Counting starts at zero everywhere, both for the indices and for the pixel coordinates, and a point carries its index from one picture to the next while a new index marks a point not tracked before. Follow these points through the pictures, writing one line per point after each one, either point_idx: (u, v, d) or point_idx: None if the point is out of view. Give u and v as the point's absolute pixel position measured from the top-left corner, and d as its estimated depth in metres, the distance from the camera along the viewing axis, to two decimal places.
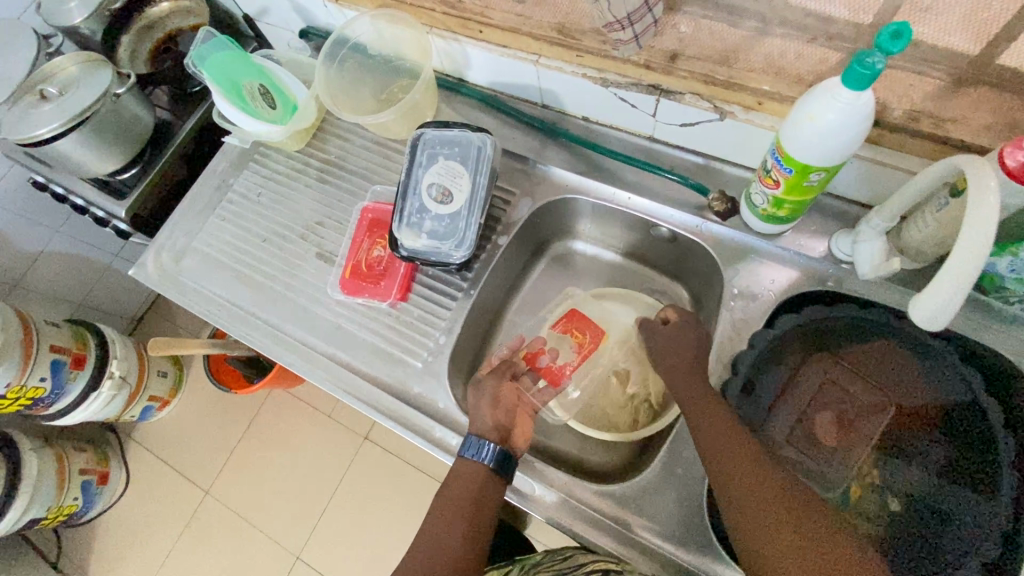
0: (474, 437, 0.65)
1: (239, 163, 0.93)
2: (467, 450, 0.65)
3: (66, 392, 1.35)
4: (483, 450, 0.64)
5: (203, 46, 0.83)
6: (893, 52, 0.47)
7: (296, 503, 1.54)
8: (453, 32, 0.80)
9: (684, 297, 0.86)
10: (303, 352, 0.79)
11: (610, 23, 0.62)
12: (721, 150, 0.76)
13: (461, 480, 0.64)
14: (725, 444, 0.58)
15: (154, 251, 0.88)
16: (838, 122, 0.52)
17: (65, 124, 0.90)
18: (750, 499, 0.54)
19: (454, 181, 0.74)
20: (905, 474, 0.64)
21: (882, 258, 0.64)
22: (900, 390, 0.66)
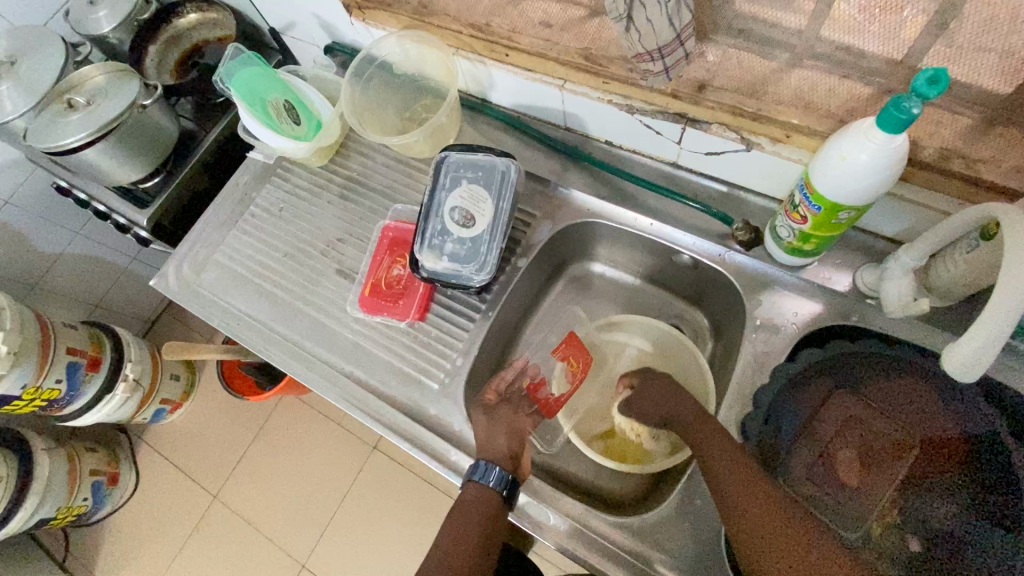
0: (481, 462, 0.64)
1: (262, 176, 0.94)
2: (474, 474, 0.64)
3: (81, 394, 1.36)
4: (490, 474, 0.63)
5: (230, 63, 0.84)
6: (930, 97, 0.46)
7: (303, 510, 1.54)
8: (480, 54, 0.80)
9: (703, 324, 0.85)
10: (321, 369, 0.79)
11: (641, 55, 0.62)
12: (745, 180, 0.76)
13: (466, 503, 0.62)
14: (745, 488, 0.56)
15: (176, 262, 0.89)
16: (870, 163, 0.52)
17: (92, 134, 0.91)
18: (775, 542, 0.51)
19: (476, 205, 0.74)
20: (929, 513, 0.59)
21: (910, 297, 0.63)
22: (925, 426, 0.63)
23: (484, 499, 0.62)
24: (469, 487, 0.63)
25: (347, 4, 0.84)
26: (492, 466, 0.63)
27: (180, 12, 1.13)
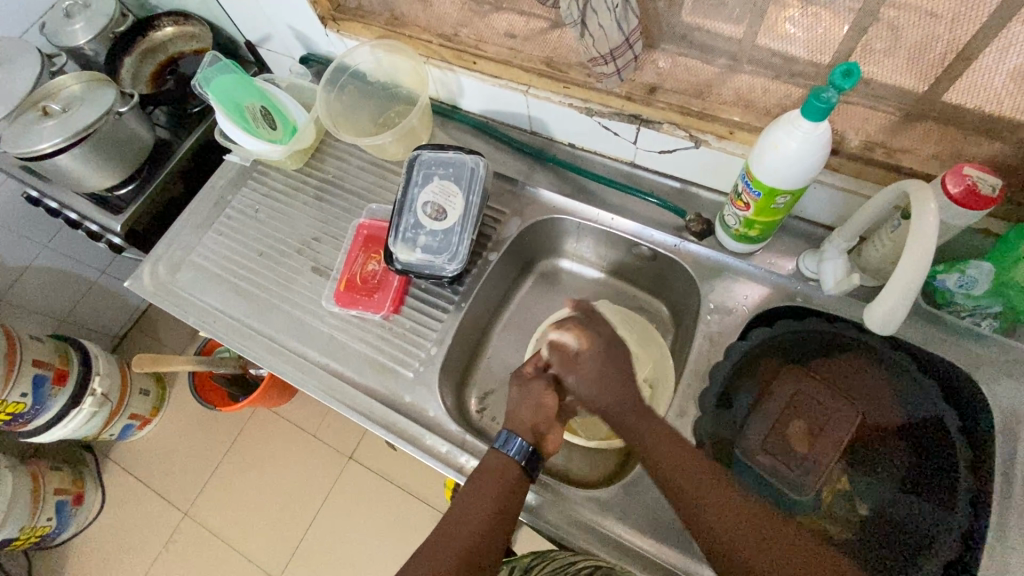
0: (504, 432, 0.68)
1: (238, 180, 0.96)
2: (496, 443, 0.67)
3: (47, 408, 1.33)
4: (512, 445, 0.66)
5: (209, 69, 0.87)
6: (845, 88, 0.52)
7: (277, 523, 1.52)
8: (449, 62, 0.85)
9: (664, 313, 0.90)
10: (297, 362, 0.81)
11: (594, 59, 0.68)
12: (696, 176, 0.82)
13: (486, 472, 0.65)
14: (677, 462, 0.60)
15: (151, 263, 0.90)
16: (799, 149, 0.58)
17: (67, 140, 0.93)
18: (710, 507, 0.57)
19: (448, 199, 0.78)
20: (872, 481, 0.67)
21: (843, 275, 0.69)
22: (868, 402, 0.70)
23: (503, 468, 0.65)
24: (492, 455, 0.66)
25: (322, 16, 0.89)
26: (514, 437, 0.66)
27: (157, 25, 1.16)
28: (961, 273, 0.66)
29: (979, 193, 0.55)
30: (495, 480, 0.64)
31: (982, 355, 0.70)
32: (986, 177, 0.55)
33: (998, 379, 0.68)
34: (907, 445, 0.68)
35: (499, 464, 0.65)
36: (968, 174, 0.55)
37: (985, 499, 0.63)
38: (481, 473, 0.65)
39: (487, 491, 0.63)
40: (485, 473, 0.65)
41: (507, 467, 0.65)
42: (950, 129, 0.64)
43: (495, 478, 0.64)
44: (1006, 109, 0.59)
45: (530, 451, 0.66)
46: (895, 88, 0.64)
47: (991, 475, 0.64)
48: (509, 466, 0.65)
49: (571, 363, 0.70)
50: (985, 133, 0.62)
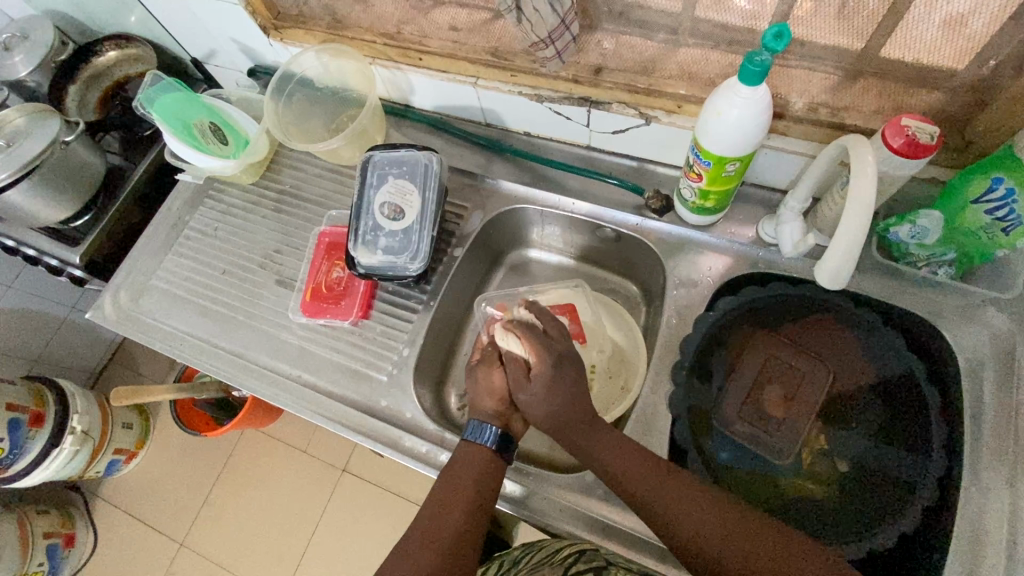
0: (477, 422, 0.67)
1: (194, 200, 0.94)
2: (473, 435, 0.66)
3: (26, 452, 1.30)
4: (487, 434, 0.66)
5: (150, 89, 0.85)
6: (778, 49, 0.53)
7: (276, 544, 1.50)
8: (395, 61, 0.85)
9: (634, 292, 0.91)
10: (270, 377, 0.80)
11: (536, 43, 0.67)
12: (651, 154, 0.82)
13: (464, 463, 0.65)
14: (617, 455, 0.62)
15: (112, 292, 0.89)
16: (741, 114, 0.58)
17: (14, 174, 0.91)
18: (683, 512, 0.57)
19: (405, 199, 0.77)
20: (849, 437, 0.68)
21: (800, 236, 0.70)
22: (838, 361, 0.70)
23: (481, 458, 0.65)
24: (469, 447, 0.66)
25: (264, 26, 0.88)
26: (488, 425, 0.67)
27: (98, 50, 1.13)
28: (912, 224, 0.66)
29: (919, 142, 0.55)
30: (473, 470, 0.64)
31: (943, 303, 0.71)
32: (925, 126, 0.56)
33: (960, 325, 0.70)
34: (878, 398, 0.68)
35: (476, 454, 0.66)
36: (907, 125, 0.56)
37: (957, 441, 0.65)
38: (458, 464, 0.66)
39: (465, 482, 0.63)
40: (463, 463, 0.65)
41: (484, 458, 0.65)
42: (890, 83, 0.65)
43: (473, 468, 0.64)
44: (939, 59, 0.60)
45: (505, 437, 0.67)
46: (833, 47, 0.64)
47: (961, 415, 0.66)
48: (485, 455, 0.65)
49: (522, 382, 0.67)
50: (924, 83, 0.62)
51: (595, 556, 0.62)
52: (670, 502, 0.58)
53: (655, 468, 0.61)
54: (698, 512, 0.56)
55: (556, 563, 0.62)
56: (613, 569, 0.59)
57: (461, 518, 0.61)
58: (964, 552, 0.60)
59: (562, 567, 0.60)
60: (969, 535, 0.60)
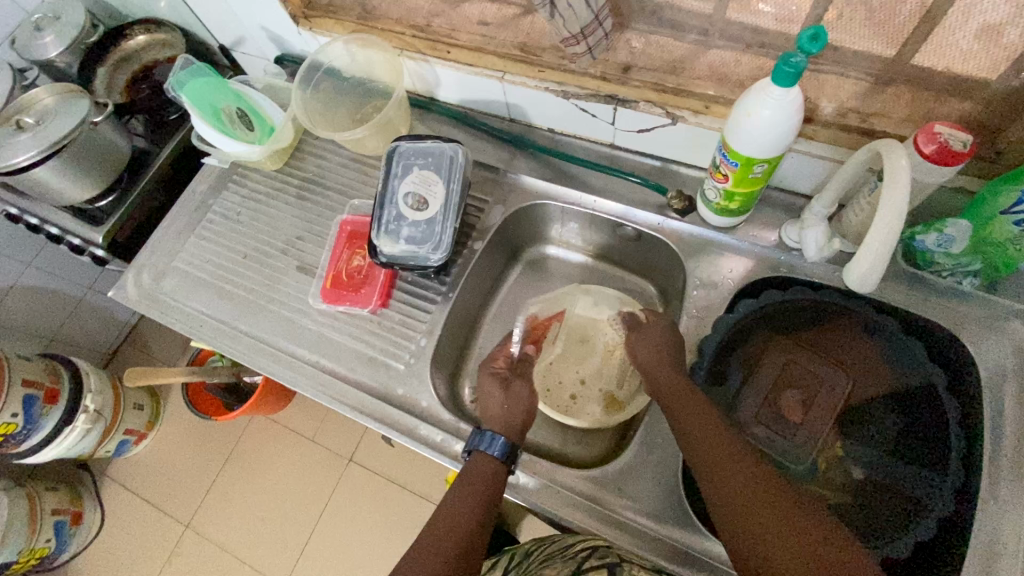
0: (488, 431, 0.68)
1: (218, 183, 0.95)
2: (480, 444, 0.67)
3: (39, 428, 1.32)
4: (495, 443, 0.67)
5: (181, 72, 0.86)
6: (813, 52, 0.53)
7: (280, 531, 1.51)
8: (423, 54, 0.85)
9: (652, 292, 0.91)
10: (287, 361, 0.81)
11: (566, 39, 0.67)
12: (675, 153, 0.82)
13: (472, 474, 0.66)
14: (696, 416, 0.64)
15: (134, 271, 0.90)
16: (772, 116, 0.58)
17: (43, 152, 0.92)
18: (737, 480, 0.57)
19: (429, 189, 0.78)
20: (866, 445, 0.68)
21: (825, 241, 0.70)
22: (858, 369, 0.70)
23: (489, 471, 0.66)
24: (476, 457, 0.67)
25: (294, 14, 0.89)
26: (498, 437, 0.68)
27: (128, 33, 1.15)
28: (939, 233, 0.66)
29: (951, 149, 0.55)
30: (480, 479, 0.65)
31: (966, 314, 0.70)
32: (958, 134, 0.56)
33: (982, 337, 0.69)
34: (898, 408, 0.68)
35: (483, 465, 0.66)
36: (939, 132, 0.56)
37: (977, 453, 0.64)
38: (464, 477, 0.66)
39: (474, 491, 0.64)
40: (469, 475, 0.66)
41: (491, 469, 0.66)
42: (921, 91, 0.65)
43: (482, 478, 0.65)
44: (972, 68, 0.60)
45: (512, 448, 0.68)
46: (865, 53, 0.64)
47: (980, 428, 0.65)
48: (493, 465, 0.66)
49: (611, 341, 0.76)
50: (955, 92, 0.62)
51: (607, 552, 0.63)
52: (727, 471, 0.58)
53: (722, 438, 0.60)
54: (752, 486, 0.56)
55: (569, 557, 0.64)
56: (625, 566, 0.61)
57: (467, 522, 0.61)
58: (980, 564, 0.59)
59: (575, 563, 0.62)
60: (985, 549, 0.60)
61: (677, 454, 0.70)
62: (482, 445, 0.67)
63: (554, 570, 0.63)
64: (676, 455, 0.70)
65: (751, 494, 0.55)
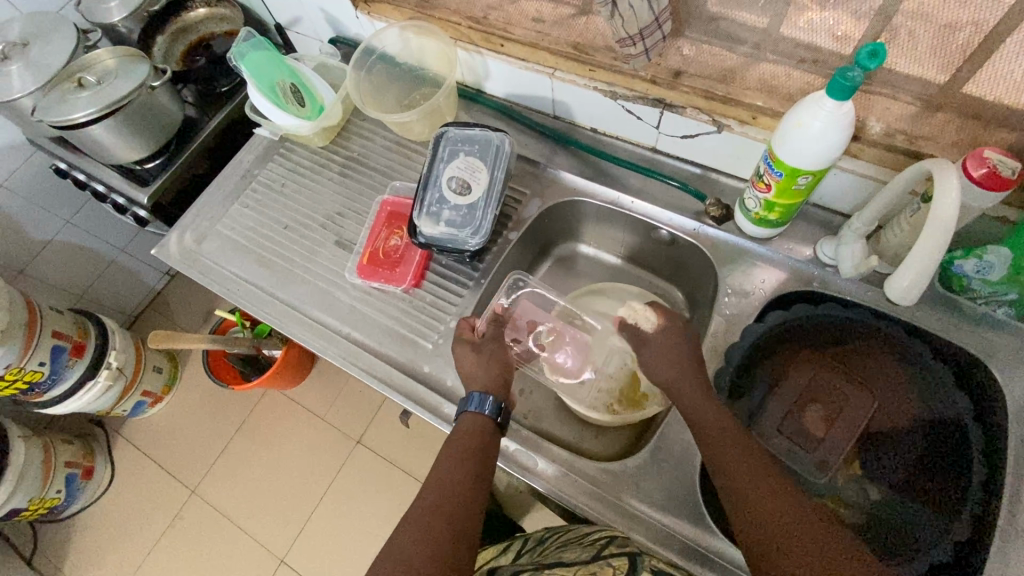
0: (476, 393, 0.70)
1: (265, 155, 0.98)
2: (469, 405, 0.69)
3: (64, 379, 1.36)
4: (484, 403, 0.69)
5: (243, 43, 0.87)
6: (870, 68, 0.54)
7: (284, 505, 1.53)
8: (476, 44, 0.88)
9: (679, 298, 0.92)
10: (318, 330, 0.83)
11: (623, 39, 0.69)
12: (716, 162, 0.83)
13: (462, 434, 0.67)
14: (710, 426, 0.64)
15: (177, 232, 0.92)
16: (823, 128, 0.59)
17: (101, 111, 0.95)
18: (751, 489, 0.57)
19: (473, 174, 0.79)
20: (885, 465, 0.68)
21: (861, 257, 0.70)
22: (885, 390, 0.70)
23: (477, 427, 0.68)
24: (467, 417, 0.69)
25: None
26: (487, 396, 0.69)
27: (190, 6, 1.20)
28: (978, 259, 0.67)
29: (1000, 175, 0.56)
30: (470, 436, 0.67)
31: (998, 343, 0.70)
32: (1007, 160, 0.56)
33: (1014, 368, 0.69)
34: (922, 432, 0.68)
35: (474, 423, 0.68)
36: (989, 157, 0.57)
37: (999, 483, 0.63)
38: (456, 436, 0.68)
39: (464, 448, 0.65)
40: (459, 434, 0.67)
41: (481, 426, 0.68)
42: (971, 119, 0.65)
43: (471, 435, 0.67)
44: None
45: (500, 405, 0.69)
46: (918, 77, 0.65)
47: (1006, 457, 0.64)
48: (483, 424, 0.68)
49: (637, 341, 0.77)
50: (1008, 122, 0.62)
51: (627, 541, 0.64)
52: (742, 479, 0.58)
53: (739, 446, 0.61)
54: (764, 495, 0.56)
55: (588, 542, 0.64)
56: (645, 556, 0.61)
57: (460, 480, 0.63)
58: None
59: (594, 549, 0.63)
60: None
61: (696, 455, 0.70)
62: (472, 407, 0.69)
63: (572, 553, 0.63)
64: (695, 456, 0.70)
65: (755, 495, 0.56)
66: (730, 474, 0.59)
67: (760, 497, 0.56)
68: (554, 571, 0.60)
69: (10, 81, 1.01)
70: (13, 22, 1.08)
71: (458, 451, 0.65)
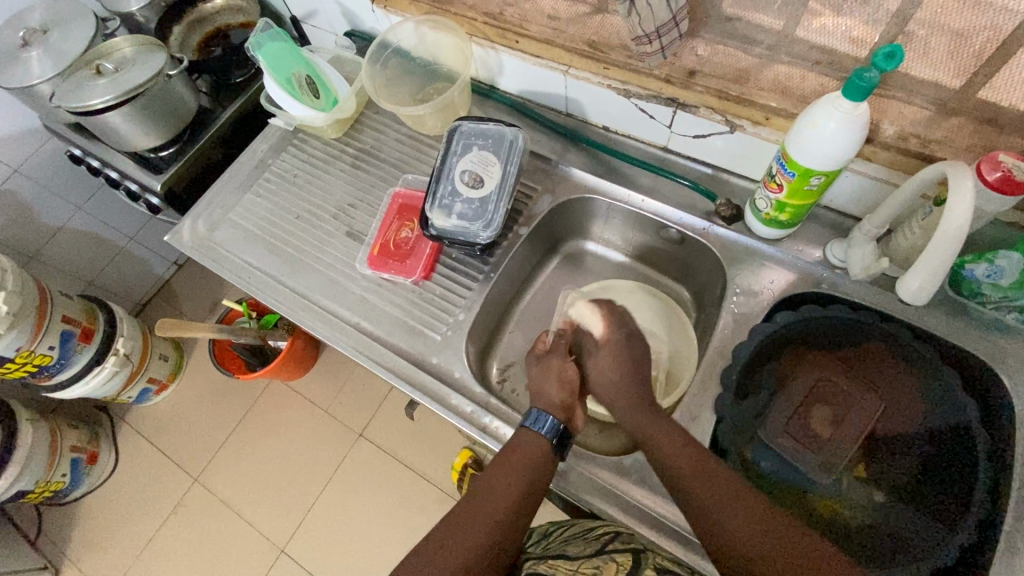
0: (537, 410, 0.70)
1: (279, 145, 0.99)
2: (530, 422, 0.69)
3: (72, 363, 1.37)
4: (545, 424, 0.68)
5: (262, 34, 0.88)
6: (887, 70, 0.54)
7: (286, 496, 1.54)
8: (491, 41, 0.88)
9: (686, 298, 0.92)
10: (328, 319, 0.83)
11: (639, 37, 0.69)
12: (728, 162, 0.83)
13: (518, 447, 0.67)
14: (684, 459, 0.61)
15: (191, 219, 0.93)
16: (837, 128, 0.59)
17: (118, 98, 0.96)
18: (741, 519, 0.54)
19: (486, 168, 0.79)
20: (890, 468, 0.68)
21: (873, 259, 0.70)
22: (892, 393, 0.70)
23: (536, 446, 0.67)
24: (527, 433, 0.68)
25: None
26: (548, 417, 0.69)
27: None
28: (990, 263, 0.67)
29: (1015, 179, 0.56)
30: (528, 455, 0.66)
31: (1006, 349, 0.70)
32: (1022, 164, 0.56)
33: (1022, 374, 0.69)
34: (927, 436, 0.68)
35: (535, 442, 0.67)
36: (1004, 161, 0.57)
37: (1005, 488, 0.63)
38: (511, 449, 0.67)
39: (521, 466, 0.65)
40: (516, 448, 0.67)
41: (539, 446, 0.67)
42: (984, 125, 0.65)
43: (530, 453, 0.66)
44: None
45: (562, 429, 0.68)
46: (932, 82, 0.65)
47: (1011, 462, 0.64)
48: (542, 444, 0.67)
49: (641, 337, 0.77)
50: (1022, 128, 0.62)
51: (631, 537, 0.64)
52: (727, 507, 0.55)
53: (718, 477, 0.58)
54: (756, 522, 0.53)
55: (591, 538, 0.65)
56: (650, 552, 0.62)
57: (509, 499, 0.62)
58: None
59: (598, 543, 0.63)
60: None
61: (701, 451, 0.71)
62: (534, 424, 0.68)
63: (576, 547, 0.64)
64: None
65: (747, 522, 0.54)
66: (701, 483, 0.58)
67: (729, 507, 0.55)
68: (557, 564, 0.61)
69: (29, 67, 1.03)
70: (34, 9, 1.10)
71: (511, 464, 0.65)
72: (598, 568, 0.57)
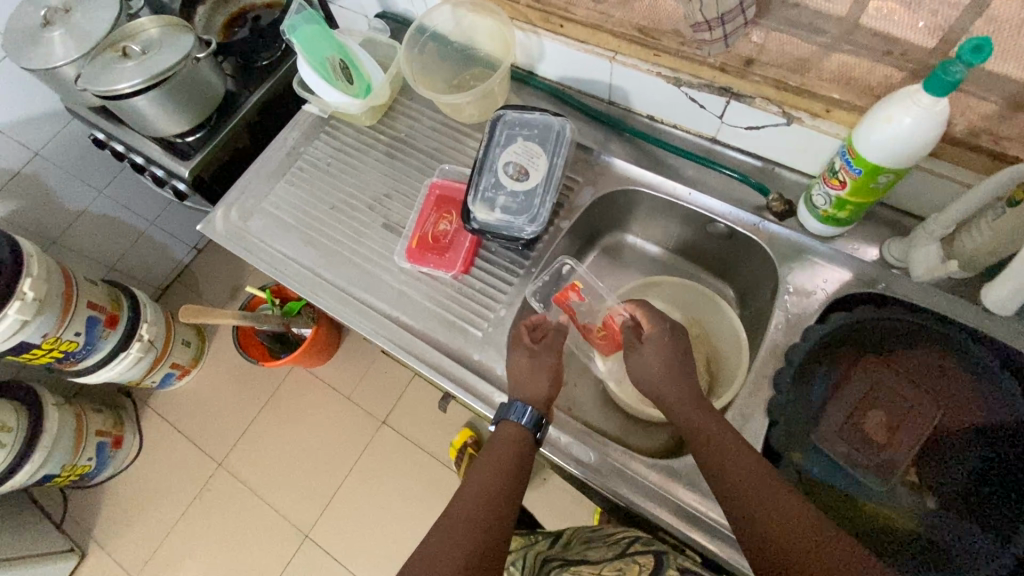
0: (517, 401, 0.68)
1: (311, 132, 0.97)
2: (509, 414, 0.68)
3: (97, 349, 1.37)
4: (524, 414, 0.67)
5: (296, 16, 0.85)
6: (974, 64, 0.50)
7: (309, 480, 1.55)
8: (534, 25, 0.85)
9: (729, 294, 0.90)
10: (366, 313, 0.82)
11: (698, 24, 0.66)
12: (780, 155, 0.80)
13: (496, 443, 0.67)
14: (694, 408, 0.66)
15: (223, 208, 0.91)
16: (913, 124, 0.56)
17: (146, 82, 0.94)
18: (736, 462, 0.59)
19: (531, 161, 0.76)
20: (948, 474, 0.64)
21: (937, 262, 0.69)
22: (949, 396, 0.66)
23: (516, 437, 0.67)
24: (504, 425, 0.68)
25: None
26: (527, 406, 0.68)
27: None
28: None
29: None
30: (508, 448, 0.66)
31: None
32: None
33: None
34: (989, 442, 0.64)
35: (511, 434, 0.67)
36: None
37: None
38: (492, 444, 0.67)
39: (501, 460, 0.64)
40: (495, 444, 0.67)
41: (517, 437, 0.66)
42: None
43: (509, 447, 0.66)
44: None
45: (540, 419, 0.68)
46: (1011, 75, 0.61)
47: None
48: (521, 434, 0.67)
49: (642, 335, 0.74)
50: None
51: (650, 540, 0.64)
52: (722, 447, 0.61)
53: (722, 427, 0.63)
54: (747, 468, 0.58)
55: (611, 542, 0.65)
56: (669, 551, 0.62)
57: (493, 492, 0.61)
58: None
59: (621, 547, 0.64)
60: None
61: None
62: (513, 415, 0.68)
63: (599, 551, 0.64)
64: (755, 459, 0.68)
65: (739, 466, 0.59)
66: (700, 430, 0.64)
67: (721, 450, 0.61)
68: (580, 568, 0.61)
69: (53, 48, 1.00)
70: None
71: (491, 461, 0.64)
72: (621, 570, 0.57)
